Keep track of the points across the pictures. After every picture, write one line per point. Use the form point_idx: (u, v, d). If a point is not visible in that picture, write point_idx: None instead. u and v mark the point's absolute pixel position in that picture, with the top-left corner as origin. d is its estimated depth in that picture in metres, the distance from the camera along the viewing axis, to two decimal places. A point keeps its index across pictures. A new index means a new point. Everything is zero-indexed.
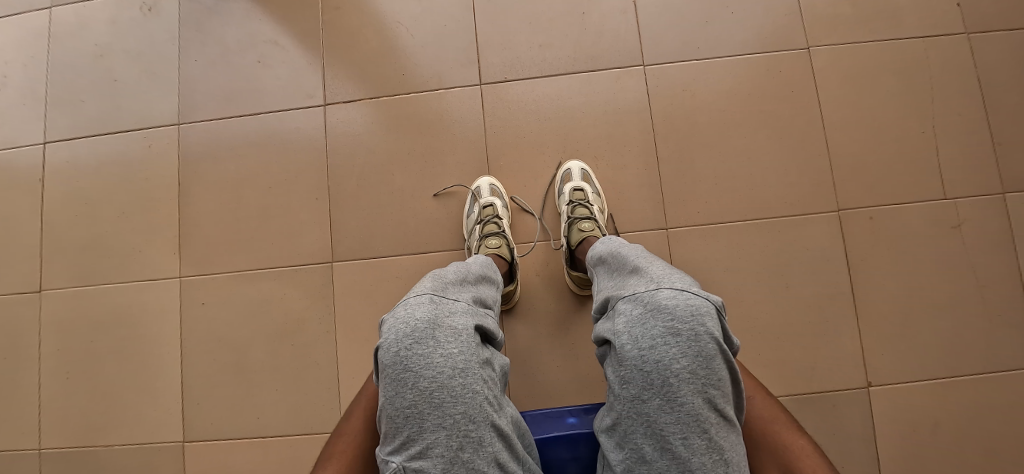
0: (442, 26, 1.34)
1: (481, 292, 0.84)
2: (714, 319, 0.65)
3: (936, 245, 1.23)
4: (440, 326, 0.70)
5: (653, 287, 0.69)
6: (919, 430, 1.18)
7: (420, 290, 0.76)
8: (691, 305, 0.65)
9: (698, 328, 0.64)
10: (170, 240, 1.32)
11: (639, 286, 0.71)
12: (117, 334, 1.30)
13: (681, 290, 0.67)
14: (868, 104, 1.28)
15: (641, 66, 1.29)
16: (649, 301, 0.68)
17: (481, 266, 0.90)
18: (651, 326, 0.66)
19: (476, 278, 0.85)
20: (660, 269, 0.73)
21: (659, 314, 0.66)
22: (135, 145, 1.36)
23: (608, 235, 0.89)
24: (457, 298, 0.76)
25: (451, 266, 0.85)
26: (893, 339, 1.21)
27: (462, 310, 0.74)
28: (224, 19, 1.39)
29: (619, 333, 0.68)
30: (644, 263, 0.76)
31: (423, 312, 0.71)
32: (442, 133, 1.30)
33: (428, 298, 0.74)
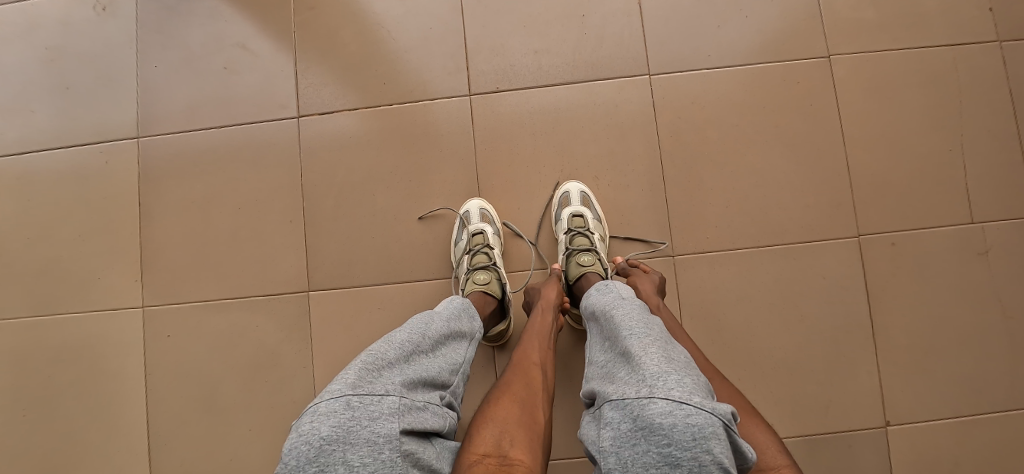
0: (427, 29, 1.21)
1: (427, 369, 0.70)
2: (722, 441, 0.51)
3: (961, 273, 1.15)
4: (356, 441, 0.56)
5: (644, 393, 0.55)
6: (939, 472, 1.10)
7: (333, 389, 0.61)
8: (692, 426, 0.51)
9: (702, 457, 0.50)
10: (132, 266, 1.21)
11: (629, 388, 0.57)
12: (75, 369, 1.20)
13: (678, 403, 0.52)
14: (891, 119, 1.18)
15: (646, 76, 1.18)
16: (640, 415, 0.54)
17: (437, 327, 0.76)
18: (642, 451, 0.52)
19: (425, 348, 0.72)
20: (656, 362, 0.59)
21: (651, 435, 0.52)
22: (91, 160, 1.24)
23: (607, 286, 0.82)
24: (386, 392, 0.62)
25: (392, 336, 0.71)
26: (913, 375, 1.13)
27: (389, 412, 0.60)
28: (187, 20, 1.26)
29: (605, 453, 0.55)
30: (638, 350, 0.62)
31: (331, 426, 0.57)
32: (429, 149, 1.19)
33: (344, 402, 0.59)
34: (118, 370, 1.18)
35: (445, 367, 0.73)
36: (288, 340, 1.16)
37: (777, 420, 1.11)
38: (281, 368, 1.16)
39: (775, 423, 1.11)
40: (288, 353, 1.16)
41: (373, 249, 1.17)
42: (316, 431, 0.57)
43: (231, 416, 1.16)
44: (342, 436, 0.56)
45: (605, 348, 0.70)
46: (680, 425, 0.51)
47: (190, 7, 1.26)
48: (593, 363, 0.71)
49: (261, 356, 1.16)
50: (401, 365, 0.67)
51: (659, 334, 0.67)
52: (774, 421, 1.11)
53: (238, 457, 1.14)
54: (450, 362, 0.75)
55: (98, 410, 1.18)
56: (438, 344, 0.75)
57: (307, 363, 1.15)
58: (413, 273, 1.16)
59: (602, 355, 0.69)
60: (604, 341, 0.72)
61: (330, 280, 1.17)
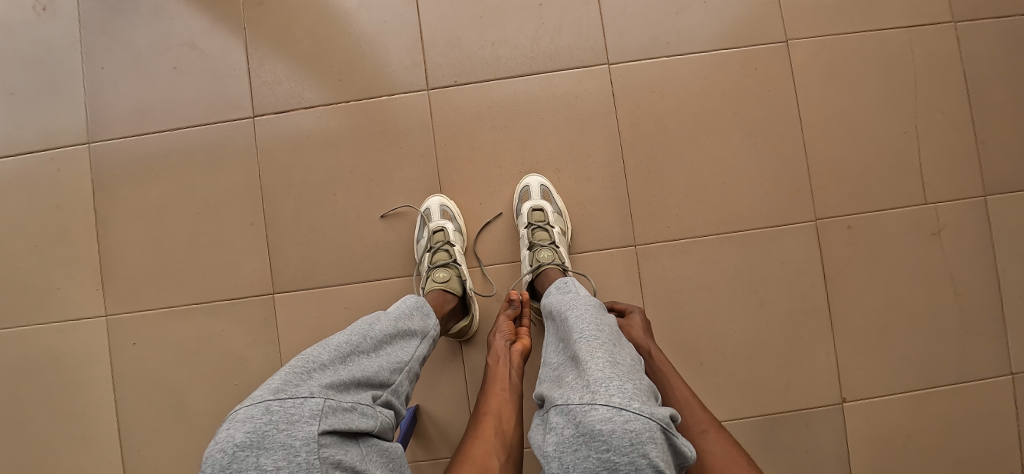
0: (382, 22, 1.19)
1: (364, 369, 0.70)
2: (657, 445, 0.55)
3: (914, 253, 1.18)
4: (270, 445, 0.57)
5: (587, 400, 0.58)
6: (891, 444, 1.16)
7: (256, 395, 0.61)
8: (629, 431, 0.54)
9: (638, 461, 0.54)
10: (92, 276, 1.19)
11: (573, 394, 0.60)
12: (41, 380, 1.19)
13: (618, 409, 0.56)
14: (848, 103, 1.19)
15: (605, 65, 1.17)
16: (582, 421, 0.57)
17: (381, 327, 0.76)
18: (584, 455, 0.56)
19: (364, 348, 0.72)
20: (601, 368, 0.62)
21: (591, 440, 0.55)
22: (41, 168, 1.20)
23: (568, 283, 0.84)
24: (309, 394, 0.62)
25: (333, 338, 0.72)
26: (868, 353, 1.17)
27: (309, 415, 0.60)
28: (132, 19, 1.21)
29: (548, 456, 0.58)
30: (586, 354, 0.65)
31: (246, 432, 0.58)
32: (387, 146, 1.17)
33: (263, 407, 0.60)
34: (85, 381, 1.18)
35: (386, 367, 0.72)
36: (255, 343, 1.16)
37: (739, 402, 1.14)
38: (249, 371, 1.16)
39: (738, 405, 1.14)
40: (256, 356, 1.16)
41: (337, 249, 1.17)
42: (231, 437, 0.58)
43: (202, 421, 1.16)
44: (255, 441, 0.57)
45: (559, 350, 0.73)
46: (619, 431, 0.55)
47: (135, 4, 1.21)
48: (547, 364, 0.73)
49: (229, 361, 1.16)
50: (335, 367, 0.67)
51: (609, 337, 0.69)
52: (736, 403, 1.14)
53: None
54: (393, 360, 0.74)
55: (66, 421, 1.18)
56: (382, 343, 0.75)
57: (275, 365, 1.16)
58: (377, 272, 1.16)
59: (556, 358, 0.71)
60: (559, 342, 0.74)
61: (294, 282, 1.17)
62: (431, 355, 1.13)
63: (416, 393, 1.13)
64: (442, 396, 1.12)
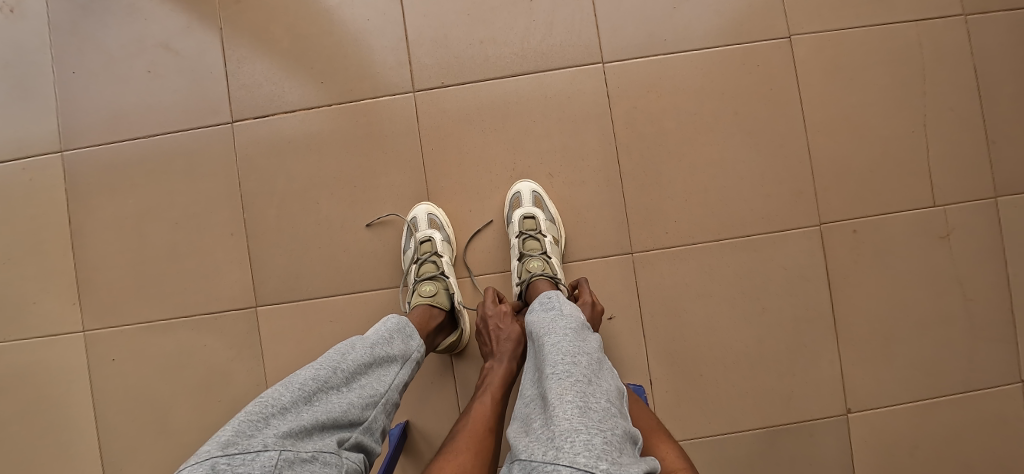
0: (365, 20, 1.13)
1: (330, 409, 0.64)
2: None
3: (922, 257, 1.13)
4: None
5: (549, 458, 0.53)
6: (897, 454, 1.12)
7: (204, 450, 0.56)
8: None
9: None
10: (68, 290, 1.15)
11: (537, 448, 0.55)
12: (19, 397, 1.15)
13: (581, 473, 0.51)
14: (853, 101, 1.13)
15: (599, 64, 1.12)
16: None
17: (353, 357, 0.72)
18: None
19: (332, 384, 0.67)
20: (569, 419, 0.57)
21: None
22: (12, 177, 1.16)
23: (550, 302, 0.79)
24: (263, 447, 0.56)
25: (298, 375, 0.67)
26: (873, 361, 1.13)
27: (260, 472, 0.54)
28: (103, 20, 1.16)
29: None
30: (555, 398, 0.60)
31: None
32: (372, 151, 1.12)
33: (208, 466, 0.54)
34: (64, 398, 1.14)
35: (356, 402, 0.67)
36: (238, 358, 1.12)
37: (741, 414, 1.10)
38: (233, 386, 1.12)
39: (739, 417, 1.11)
40: (240, 371, 1.12)
41: (321, 259, 1.12)
42: None
43: (186, 437, 1.12)
44: None
45: (532, 384, 0.68)
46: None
47: (106, 5, 1.16)
48: (520, 399, 0.68)
49: (212, 376, 1.12)
50: (296, 410, 0.62)
51: (584, 373, 0.64)
52: (737, 414, 1.10)
53: None
54: (364, 393, 0.69)
55: (45, 439, 1.14)
56: (352, 377, 0.70)
57: (260, 380, 1.12)
58: (364, 283, 1.12)
59: (529, 393, 0.67)
60: (534, 374, 0.69)
61: (278, 294, 1.12)
62: (420, 369, 1.09)
63: (405, 408, 1.09)
64: (432, 410, 1.08)
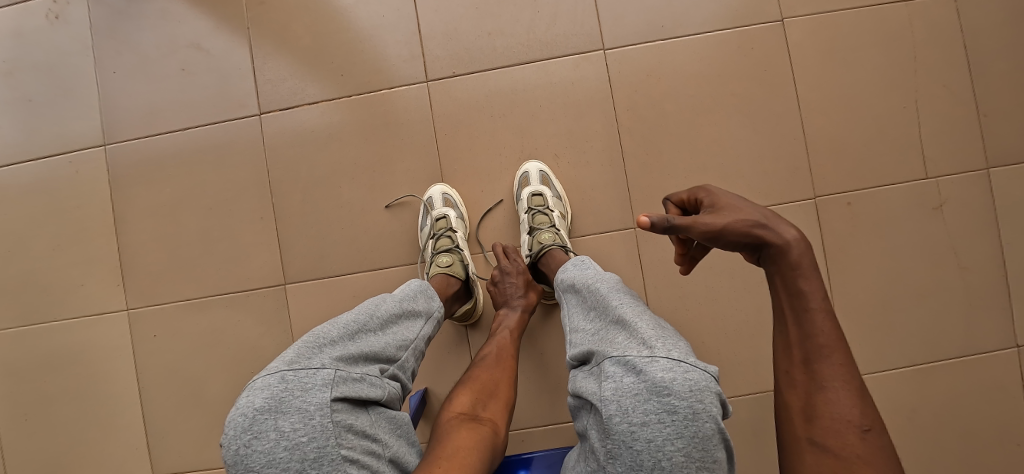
0: (380, 16, 1.21)
1: (371, 345, 0.73)
2: (712, 392, 0.63)
3: (916, 228, 1.18)
4: (287, 410, 0.63)
5: (647, 353, 0.65)
6: (894, 418, 1.17)
7: (274, 366, 0.68)
8: (690, 380, 0.63)
9: (696, 405, 0.62)
10: (113, 273, 1.24)
11: (630, 348, 0.67)
12: (68, 372, 1.24)
13: (677, 361, 0.64)
14: (846, 80, 1.18)
15: (601, 51, 1.18)
16: (645, 372, 0.64)
17: (386, 307, 0.80)
18: (646, 401, 0.63)
19: (371, 326, 0.76)
20: (651, 328, 0.69)
21: (653, 388, 0.63)
22: (59, 170, 1.25)
23: (583, 260, 0.88)
24: (320, 365, 0.67)
25: (344, 316, 0.76)
26: (870, 328, 1.17)
27: (321, 383, 0.65)
28: (139, 23, 1.25)
29: (607, 401, 0.64)
30: (631, 317, 0.71)
31: (265, 397, 0.64)
32: (390, 138, 1.20)
33: (279, 376, 0.66)
34: (110, 372, 1.23)
35: (393, 341, 0.77)
36: (269, 333, 1.20)
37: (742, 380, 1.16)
38: (265, 359, 1.21)
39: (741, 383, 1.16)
40: (271, 345, 1.20)
41: (344, 240, 1.20)
42: (253, 401, 0.64)
43: (222, 407, 1.21)
44: (274, 406, 0.63)
45: (589, 317, 0.77)
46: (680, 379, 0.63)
47: (142, 9, 1.25)
48: (578, 330, 0.77)
49: (245, 350, 1.21)
50: (343, 343, 0.71)
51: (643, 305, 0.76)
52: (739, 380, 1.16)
53: None
54: (399, 336, 0.78)
55: (94, 410, 1.24)
56: (388, 321, 0.78)
57: None
58: (384, 261, 1.20)
59: (587, 325, 0.76)
60: (587, 310, 0.78)
61: (304, 273, 1.20)
62: (438, 340, 1.16)
63: (425, 377, 1.17)
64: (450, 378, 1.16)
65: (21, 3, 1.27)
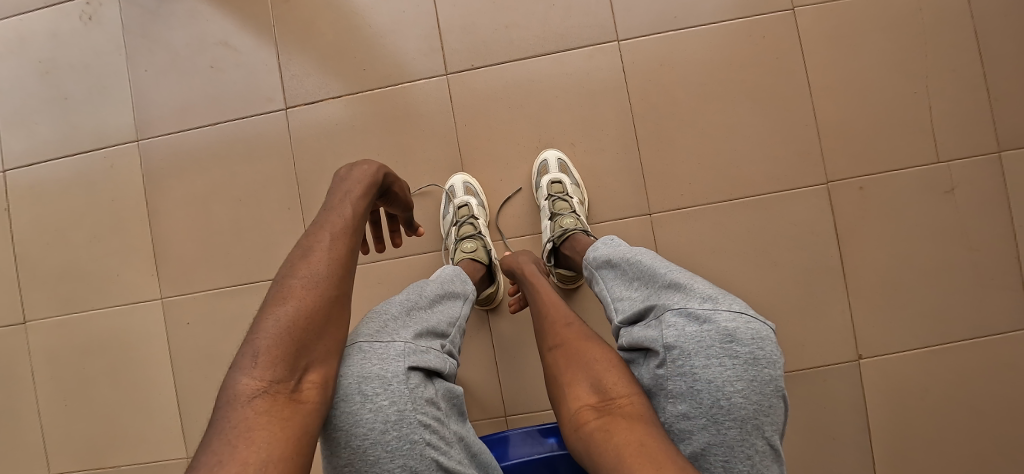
0: (400, 12, 1.25)
1: (427, 322, 0.76)
2: (773, 344, 0.60)
3: (927, 211, 1.20)
4: (370, 375, 0.64)
5: (708, 304, 0.62)
6: (907, 397, 1.19)
7: (348, 337, 0.68)
8: (752, 328, 0.60)
9: (758, 353, 0.59)
10: (147, 263, 1.30)
11: (689, 300, 0.64)
12: (106, 358, 1.30)
13: (740, 312, 0.61)
14: (857, 66, 1.21)
15: (615, 42, 1.21)
16: (707, 320, 0.61)
17: (431, 288, 0.83)
18: (707, 344, 0.59)
19: (423, 304, 0.78)
20: (707, 286, 0.66)
21: (717, 334, 0.59)
22: (96, 165, 1.31)
23: (615, 240, 0.89)
24: (393, 337, 0.69)
25: (401, 294, 0.79)
26: (883, 310, 1.20)
27: (397, 352, 0.67)
28: (170, 22, 1.30)
29: (667, 345, 0.61)
30: (685, 277, 0.68)
31: (351, 364, 0.64)
32: (410, 130, 1.24)
33: (356, 345, 0.67)
34: (146, 357, 1.29)
35: (445, 319, 0.80)
36: None
37: None
38: None
39: None
40: None
41: None
42: (335, 369, 0.64)
43: None
44: (358, 373, 0.64)
45: (633, 287, 0.76)
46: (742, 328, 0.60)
47: (171, 9, 1.30)
48: (623, 298, 0.76)
49: None
50: (405, 318, 0.73)
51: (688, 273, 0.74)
52: None
53: None
54: (450, 314, 0.81)
55: (131, 394, 1.29)
56: (436, 300, 0.81)
57: None
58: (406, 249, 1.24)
59: (632, 291, 0.75)
60: (630, 281, 0.77)
61: None
62: None
63: None
64: (472, 361, 1.20)
65: (56, 5, 1.32)
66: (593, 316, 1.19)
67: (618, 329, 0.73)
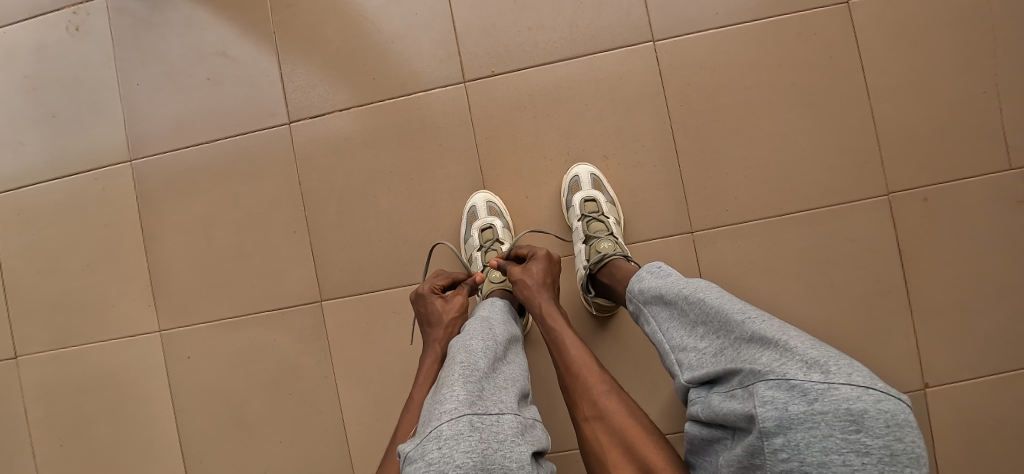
0: (413, 15, 1.14)
1: (514, 382, 0.69)
2: (912, 428, 0.48)
3: (1000, 223, 1.08)
4: (494, 466, 0.55)
5: (819, 379, 0.50)
6: (981, 430, 1.07)
7: (452, 409, 0.58)
8: (884, 411, 0.48)
9: (894, 444, 0.47)
10: (145, 292, 1.20)
11: (789, 368, 0.52)
12: (103, 396, 1.21)
13: (864, 389, 0.49)
14: (918, 65, 1.09)
15: (650, 43, 1.10)
16: (819, 400, 0.49)
17: (500, 334, 0.76)
18: (823, 435, 0.48)
19: (500, 359, 0.71)
20: (811, 345, 0.53)
21: (836, 421, 0.48)
22: (87, 188, 1.21)
23: (668, 267, 0.76)
24: (501, 412, 0.60)
25: (479, 344, 0.71)
26: (951, 333, 1.08)
27: (512, 432, 0.59)
28: (163, 31, 1.20)
29: (769, 434, 0.50)
30: (775, 331, 0.56)
31: (468, 451, 0.54)
32: (427, 144, 1.14)
33: (468, 423, 0.57)
34: (145, 395, 1.19)
35: (522, 374, 0.73)
36: (307, 351, 1.15)
37: None
38: (303, 379, 1.15)
39: None
40: (309, 364, 1.15)
41: (382, 252, 1.14)
42: (451, 457, 0.54)
43: (261, 429, 1.16)
44: (482, 463, 0.54)
45: (700, 334, 0.64)
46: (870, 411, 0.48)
47: (164, 16, 1.20)
48: (689, 349, 0.64)
49: (282, 370, 1.16)
50: (494, 381, 0.66)
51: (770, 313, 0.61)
52: None
53: (272, 469, 1.16)
54: (522, 365, 0.75)
55: (130, 435, 1.20)
56: (507, 351, 0.74)
57: (329, 372, 1.15)
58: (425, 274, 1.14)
59: (701, 341, 0.63)
60: (694, 326, 0.65)
61: (342, 288, 1.15)
62: None
63: None
64: None
65: (41, 15, 1.22)
66: (631, 345, 1.08)
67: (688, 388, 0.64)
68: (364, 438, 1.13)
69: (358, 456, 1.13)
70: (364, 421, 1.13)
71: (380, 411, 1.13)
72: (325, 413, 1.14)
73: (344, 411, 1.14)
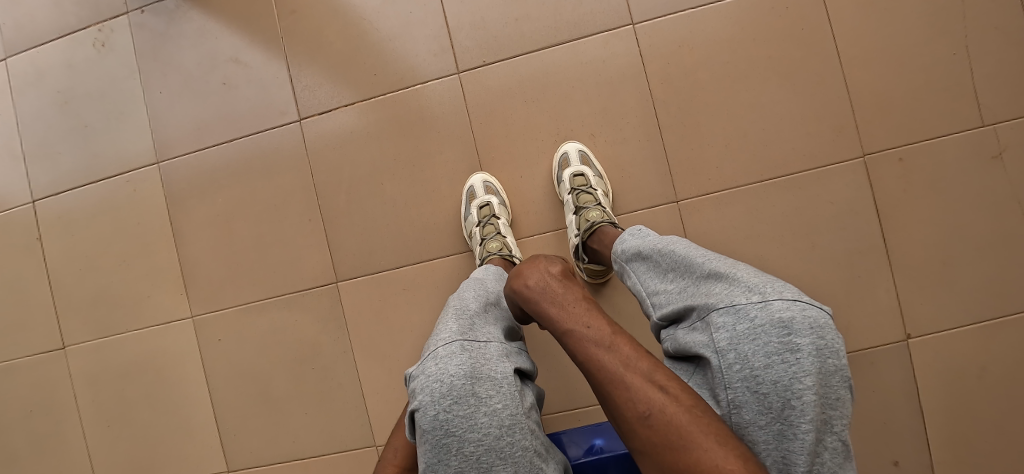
0: (408, 13, 1.23)
1: (505, 322, 0.79)
2: (833, 329, 0.58)
3: (974, 179, 1.13)
4: (481, 376, 0.65)
5: (758, 299, 0.60)
6: (963, 376, 1.13)
7: (445, 337, 0.70)
8: (810, 317, 0.58)
9: (820, 342, 0.57)
10: (176, 283, 1.31)
11: (737, 294, 0.62)
12: (144, 379, 1.32)
13: (794, 300, 0.59)
14: (889, 31, 1.14)
15: (630, 26, 1.17)
16: (759, 315, 0.59)
17: (492, 286, 0.87)
18: (764, 342, 0.58)
19: (492, 304, 0.82)
20: (752, 274, 0.63)
21: (773, 328, 0.58)
22: (120, 190, 1.32)
23: (640, 227, 0.85)
24: (488, 339, 0.71)
25: (470, 292, 0.82)
26: (931, 286, 1.14)
27: (497, 353, 0.69)
28: (179, 42, 1.30)
29: (723, 349, 0.60)
30: (727, 267, 0.65)
31: (458, 364, 0.66)
32: (427, 133, 1.22)
33: (458, 345, 0.68)
34: (182, 376, 1.30)
35: (514, 319, 0.83)
36: (326, 330, 1.25)
37: None
38: (324, 355, 1.25)
39: None
40: (328, 342, 1.25)
41: (390, 235, 1.23)
42: (445, 369, 0.65)
43: (289, 404, 1.26)
44: (469, 372, 0.65)
45: (667, 280, 0.72)
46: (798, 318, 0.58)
47: (180, 28, 1.30)
48: (659, 293, 0.72)
49: (304, 348, 1.26)
50: (484, 318, 0.77)
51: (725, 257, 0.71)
52: None
53: (300, 439, 1.26)
54: (514, 314, 0.85)
55: (170, 414, 1.31)
56: (500, 300, 0.85)
57: (347, 348, 1.24)
58: (431, 253, 1.23)
59: (669, 285, 0.71)
60: (663, 274, 0.73)
61: (355, 270, 1.24)
62: None
63: None
64: None
65: (69, 35, 1.33)
66: (625, 310, 1.16)
67: (661, 330, 0.71)
68: (383, 408, 1.23)
69: (378, 425, 1.23)
70: (381, 392, 1.23)
71: (395, 383, 1.22)
72: (345, 387, 1.24)
73: (363, 383, 1.24)
